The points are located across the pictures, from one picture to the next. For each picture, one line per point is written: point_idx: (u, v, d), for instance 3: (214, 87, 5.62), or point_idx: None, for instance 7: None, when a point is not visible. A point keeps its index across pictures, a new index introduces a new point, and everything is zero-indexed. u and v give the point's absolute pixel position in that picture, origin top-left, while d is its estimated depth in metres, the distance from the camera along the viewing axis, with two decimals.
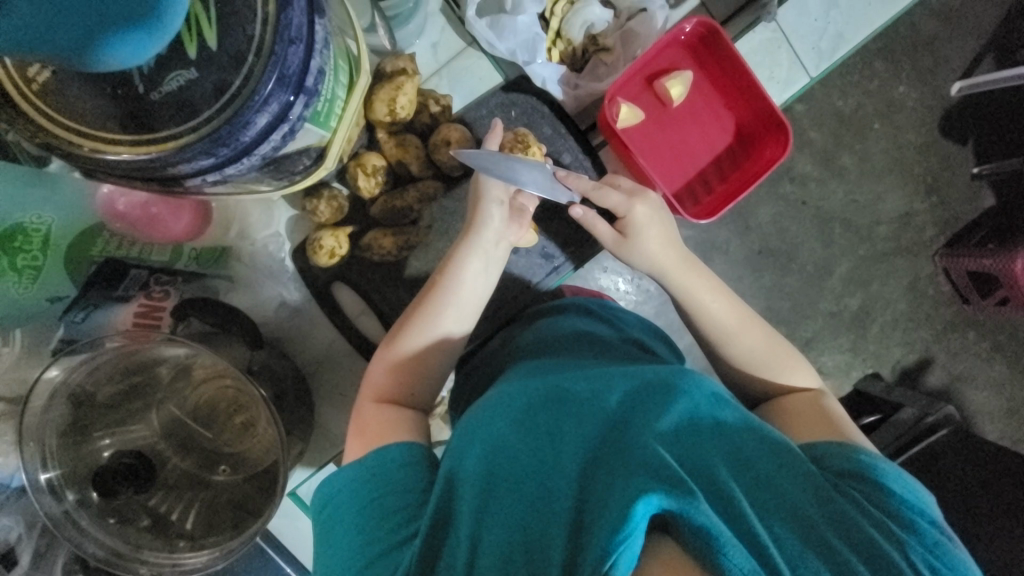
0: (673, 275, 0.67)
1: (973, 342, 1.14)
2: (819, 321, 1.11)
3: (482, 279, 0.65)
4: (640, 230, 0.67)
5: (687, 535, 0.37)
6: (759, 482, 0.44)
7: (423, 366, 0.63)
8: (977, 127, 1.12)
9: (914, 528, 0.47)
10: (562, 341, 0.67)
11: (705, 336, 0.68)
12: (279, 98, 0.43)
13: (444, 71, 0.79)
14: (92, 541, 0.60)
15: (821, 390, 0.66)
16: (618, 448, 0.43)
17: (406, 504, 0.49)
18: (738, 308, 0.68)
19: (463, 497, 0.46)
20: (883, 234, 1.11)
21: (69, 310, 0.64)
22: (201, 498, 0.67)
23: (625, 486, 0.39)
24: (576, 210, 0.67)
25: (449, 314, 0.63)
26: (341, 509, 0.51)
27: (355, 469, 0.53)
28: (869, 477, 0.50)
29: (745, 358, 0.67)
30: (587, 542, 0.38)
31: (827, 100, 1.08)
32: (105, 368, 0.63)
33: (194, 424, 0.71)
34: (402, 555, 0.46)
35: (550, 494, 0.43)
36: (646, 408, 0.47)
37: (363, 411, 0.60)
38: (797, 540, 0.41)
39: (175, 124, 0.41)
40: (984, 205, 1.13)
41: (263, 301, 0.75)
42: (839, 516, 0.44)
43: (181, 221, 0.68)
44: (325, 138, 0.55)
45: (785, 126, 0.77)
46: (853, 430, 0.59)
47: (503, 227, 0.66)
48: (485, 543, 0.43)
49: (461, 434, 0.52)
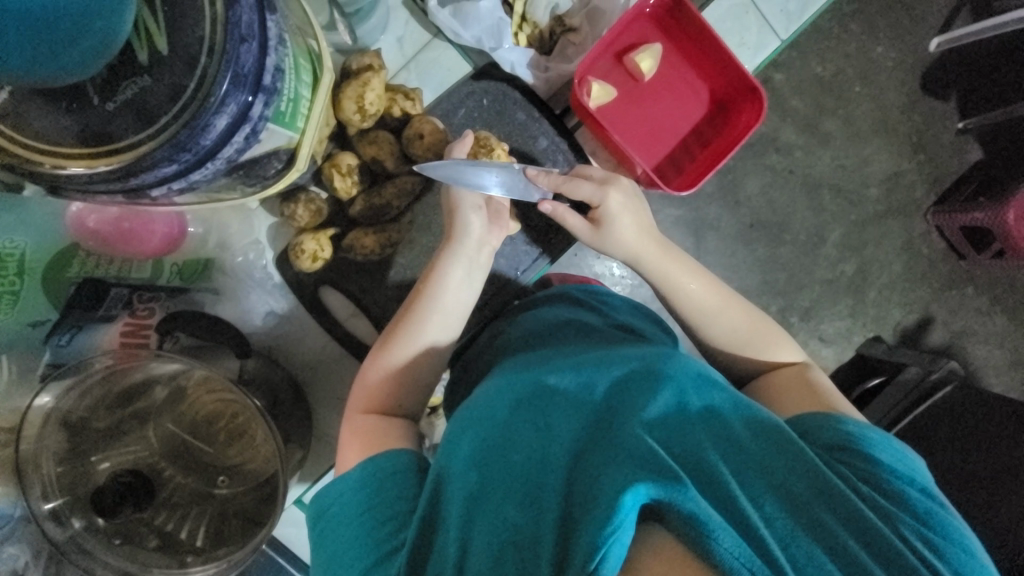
0: (652, 260, 0.67)
1: (971, 297, 1.14)
2: (816, 290, 1.11)
3: (466, 286, 0.64)
4: (612, 217, 0.67)
5: (679, 524, 0.37)
6: (751, 462, 0.43)
7: (413, 375, 0.63)
8: (958, 81, 1.11)
9: (910, 500, 0.46)
10: (549, 331, 0.66)
11: (689, 320, 0.68)
12: (237, 98, 0.43)
13: (412, 65, 0.78)
14: (101, 564, 0.59)
15: (805, 362, 0.66)
16: (604, 438, 0.43)
17: (393, 514, 0.49)
18: (717, 287, 0.68)
19: (450, 497, 0.46)
20: (873, 197, 1.11)
21: (52, 334, 0.63)
22: (207, 512, 0.68)
23: (613, 478, 0.39)
24: (545, 206, 0.67)
25: (433, 322, 0.63)
26: (338, 518, 0.51)
27: (348, 477, 0.53)
28: (860, 449, 0.50)
29: (728, 336, 0.67)
30: (577, 537, 0.37)
31: (805, 67, 1.07)
32: (98, 391, 0.63)
33: (192, 439, 0.70)
34: (390, 567, 0.46)
35: (538, 490, 0.42)
36: (632, 397, 0.47)
37: (352, 423, 0.60)
38: (789, 520, 0.40)
39: (133, 133, 0.40)
40: (971, 159, 1.12)
41: (252, 311, 0.75)
42: (835, 495, 0.42)
43: (156, 231, 0.67)
44: (293, 139, 0.55)
45: (758, 89, 0.76)
46: (841, 401, 0.59)
47: (483, 233, 0.66)
48: (475, 546, 0.42)
49: (450, 434, 0.52)
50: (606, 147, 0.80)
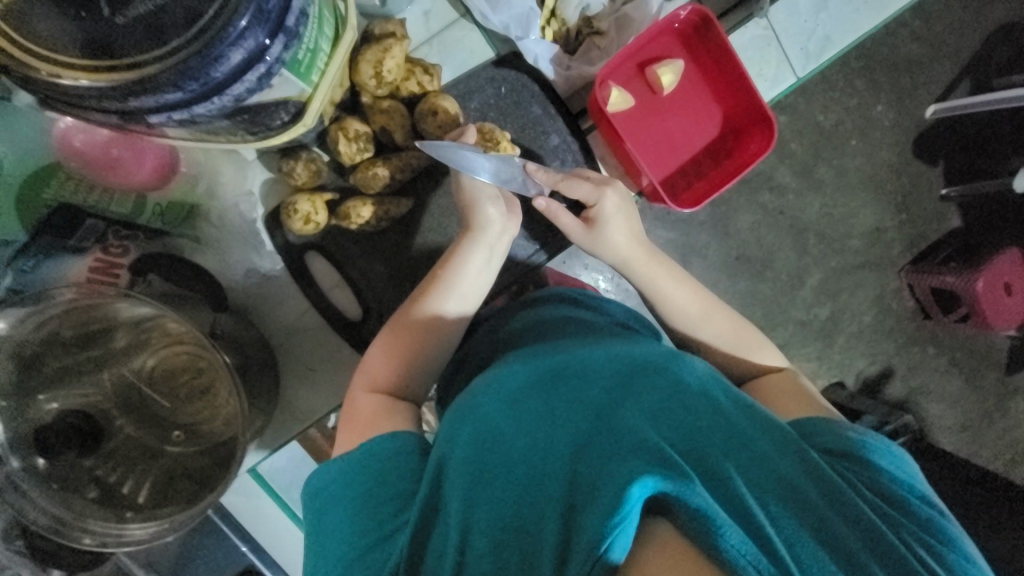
0: (640, 265, 0.67)
1: (932, 356, 1.18)
2: (789, 329, 1.13)
3: (484, 273, 0.64)
4: (606, 219, 0.67)
5: (685, 519, 0.36)
6: (757, 460, 0.43)
7: (427, 355, 0.61)
8: (948, 149, 1.16)
9: (914, 510, 0.47)
10: (552, 323, 0.66)
11: (677, 327, 0.68)
12: (255, 34, 0.41)
13: (435, 42, 0.77)
14: (33, 507, 0.56)
15: (790, 368, 0.66)
16: (608, 430, 0.43)
17: (399, 492, 0.48)
18: (700, 294, 0.68)
19: (451, 478, 0.45)
20: (855, 247, 1.14)
21: (16, 257, 0.61)
22: (155, 469, 0.65)
23: (619, 469, 0.39)
24: (540, 201, 0.66)
25: (451, 304, 0.62)
26: (329, 501, 0.49)
27: (350, 457, 0.51)
28: (861, 457, 0.50)
29: (714, 344, 0.67)
30: (581, 526, 0.37)
31: (809, 113, 1.10)
32: (56, 324, 0.59)
33: (150, 390, 0.67)
34: (394, 546, 0.44)
35: (541, 478, 0.42)
36: (634, 391, 0.47)
37: (355, 403, 0.58)
38: (796, 520, 0.40)
39: (140, 52, 0.38)
40: (950, 225, 1.16)
41: (231, 265, 0.72)
42: (840, 500, 0.42)
43: (143, 162, 0.64)
44: (305, 92, 0.53)
45: (771, 119, 0.78)
46: (828, 408, 0.60)
47: (503, 222, 0.64)
48: (476, 530, 0.41)
49: (450, 420, 0.51)
50: (617, 154, 0.80)
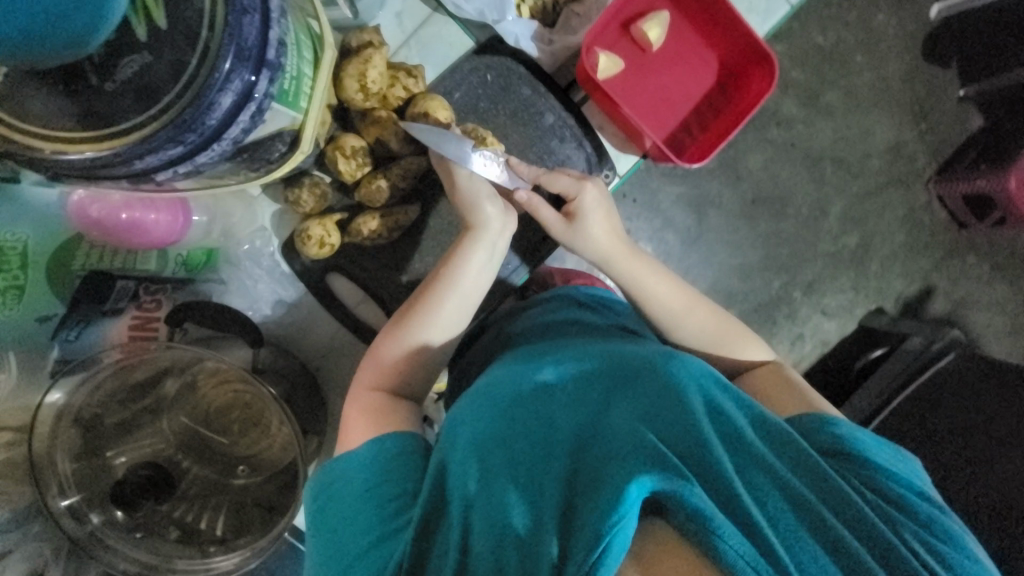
0: (622, 261, 0.65)
1: (973, 265, 1.14)
2: (818, 263, 1.10)
3: (485, 271, 0.63)
4: (586, 214, 0.65)
5: (682, 518, 0.39)
6: (755, 461, 0.45)
7: (423, 357, 0.62)
8: (961, 48, 1.09)
9: (911, 505, 0.48)
10: (548, 327, 0.65)
11: (659, 323, 0.66)
12: (241, 74, 0.41)
13: (412, 42, 0.75)
14: (122, 557, 0.60)
15: (775, 361, 0.66)
16: (607, 436, 0.45)
17: (400, 493, 0.49)
18: (684, 289, 0.66)
19: (454, 480, 0.46)
20: (876, 168, 1.10)
21: (59, 330, 0.62)
22: (226, 501, 0.68)
23: (618, 473, 0.41)
24: (522, 194, 0.64)
25: (447, 308, 0.62)
26: (337, 503, 0.51)
27: (359, 457, 0.53)
28: (857, 455, 0.51)
29: (698, 338, 0.66)
30: (580, 527, 0.39)
31: (806, 37, 1.05)
32: (109, 385, 0.62)
33: (206, 430, 0.70)
34: (396, 544, 0.46)
35: (541, 481, 0.44)
36: (633, 398, 0.49)
37: (355, 401, 0.59)
38: (793, 518, 0.42)
39: (135, 114, 0.38)
40: (973, 126, 1.10)
41: (258, 299, 0.74)
42: (836, 494, 0.45)
43: (159, 220, 0.64)
44: (297, 120, 0.53)
45: (770, 56, 0.74)
46: (822, 403, 0.60)
47: (500, 219, 0.63)
48: (476, 531, 0.43)
49: (450, 425, 0.52)
50: (614, 121, 0.78)
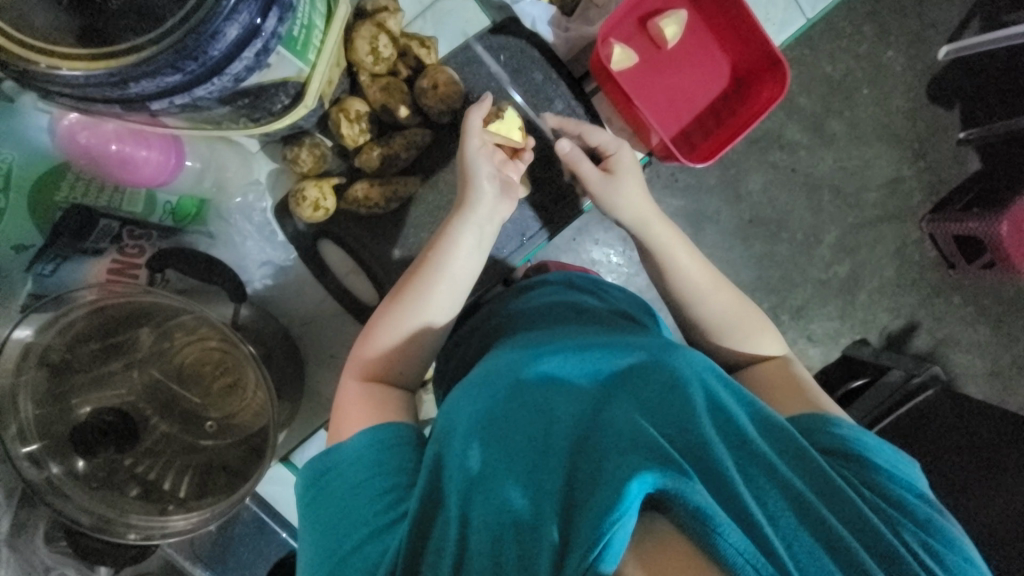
0: (655, 225, 0.66)
1: (958, 306, 1.15)
2: (808, 289, 1.11)
3: (473, 256, 0.62)
4: (623, 170, 0.68)
5: (682, 514, 0.37)
6: (757, 459, 0.44)
7: (416, 343, 0.60)
8: (963, 92, 1.11)
9: (911, 506, 0.47)
10: (551, 310, 0.65)
11: (677, 293, 0.66)
12: (248, 9, 0.40)
13: (428, 14, 0.75)
14: (75, 508, 0.58)
15: (786, 356, 0.66)
16: (605, 427, 0.44)
17: (393, 486, 0.48)
18: (709, 266, 0.66)
19: (452, 465, 0.45)
20: (872, 200, 1.11)
21: (36, 261, 0.61)
22: (192, 464, 0.65)
23: (621, 465, 0.39)
24: (563, 143, 0.68)
25: (439, 293, 0.60)
26: (332, 485, 0.50)
27: (350, 446, 0.51)
28: (858, 455, 0.51)
29: (713, 314, 0.66)
30: (580, 522, 0.37)
31: (816, 66, 1.07)
32: (81, 326, 0.61)
33: (178, 387, 0.67)
34: (393, 536, 0.45)
35: (540, 474, 0.43)
36: (634, 391, 0.48)
37: (348, 389, 0.58)
38: (794, 520, 0.40)
39: (137, 35, 0.37)
40: (970, 169, 1.12)
41: (245, 258, 0.73)
42: (837, 497, 0.44)
43: (149, 158, 0.62)
44: (303, 72, 0.52)
45: (782, 64, 0.75)
46: (821, 396, 0.60)
47: (492, 204, 0.62)
48: (474, 526, 0.42)
49: (446, 415, 0.50)
50: (623, 115, 0.78)
